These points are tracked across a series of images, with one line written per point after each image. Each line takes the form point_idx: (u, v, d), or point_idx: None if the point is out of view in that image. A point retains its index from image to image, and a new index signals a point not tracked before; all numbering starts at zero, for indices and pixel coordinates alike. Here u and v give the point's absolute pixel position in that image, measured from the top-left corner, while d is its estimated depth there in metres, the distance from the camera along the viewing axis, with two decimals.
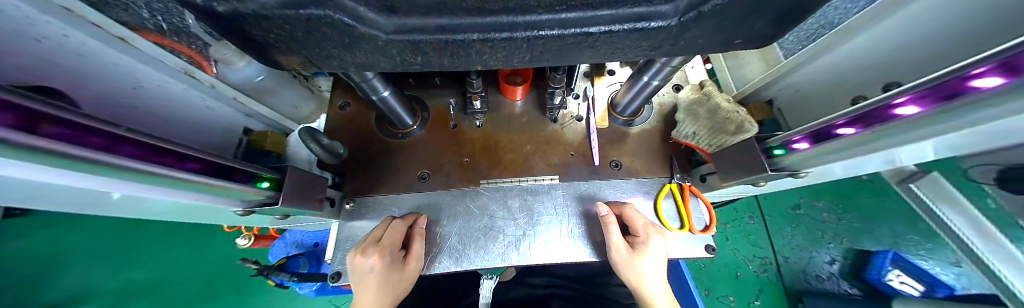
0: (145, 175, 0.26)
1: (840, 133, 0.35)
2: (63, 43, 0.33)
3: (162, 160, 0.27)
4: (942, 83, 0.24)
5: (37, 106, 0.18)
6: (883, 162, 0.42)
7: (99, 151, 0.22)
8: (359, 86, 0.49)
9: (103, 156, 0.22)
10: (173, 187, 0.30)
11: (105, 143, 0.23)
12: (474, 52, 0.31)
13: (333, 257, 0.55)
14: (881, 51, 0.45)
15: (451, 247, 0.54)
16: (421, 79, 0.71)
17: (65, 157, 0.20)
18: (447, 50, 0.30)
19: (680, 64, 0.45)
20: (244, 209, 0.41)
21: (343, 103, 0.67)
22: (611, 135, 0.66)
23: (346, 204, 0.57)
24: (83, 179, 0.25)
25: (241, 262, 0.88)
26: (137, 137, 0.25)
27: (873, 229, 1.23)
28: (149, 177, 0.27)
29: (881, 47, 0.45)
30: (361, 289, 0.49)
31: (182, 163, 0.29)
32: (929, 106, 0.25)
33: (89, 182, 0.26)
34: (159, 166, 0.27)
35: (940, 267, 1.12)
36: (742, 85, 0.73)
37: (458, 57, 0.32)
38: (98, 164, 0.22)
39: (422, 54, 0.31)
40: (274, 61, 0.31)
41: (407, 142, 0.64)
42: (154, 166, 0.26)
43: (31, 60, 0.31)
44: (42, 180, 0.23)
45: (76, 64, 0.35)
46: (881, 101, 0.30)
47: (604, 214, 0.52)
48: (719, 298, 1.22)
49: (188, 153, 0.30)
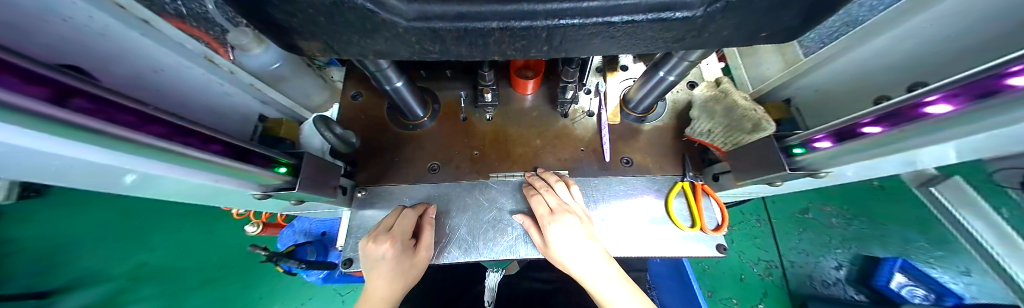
0: (170, 154, 0.27)
1: (865, 132, 0.34)
2: (84, 23, 0.34)
3: (187, 141, 0.28)
4: (978, 80, 0.23)
5: (67, 81, 0.18)
6: (904, 165, 0.40)
7: (128, 129, 0.22)
8: (373, 75, 0.49)
9: (131, 133, 0.22)
10: (195, 168, 0.30)
11: (134, 121, 0.23)
12: (493, 41, 0.31)
13: (344, 244, 0.56)
14: (907, 49, 0.43)
15: (460, 238, 0.55)
16: (433, 70, 0.71)
17: (95, 133, 0.20)
18: (465, 38, 0.30)
19: (698, 59, 0.45)
20: (262, 193, 0.41)
21: (355, 93, 0.67)
22: (622, 131, 0.65)
23: (358, 193, 0.58)
24: (109, 156, 0.26)
25: (251, 248, 0.90)
26: (162, 117, 0.25)
27: (885, 235, 1.21)
28: (174, 156, 0.27)
29: (907, 45, 0.43)
30: (372, 275, 0.50)
31: (205, 146, 0.30)
32: (962, 104, 0.24)
33: (119, 159, 0.27)
34: (184, 147, 0.27)
35: (954, 276, 1.09)
36: (758, 84, 0.72)
37: (476, 46, 0.32)
38: (126, 142, 0.23)
39: (439, 42, 0.31)
40: (293, 46, 0.31)
41: (418, 134, 0.64)
42: (180, 145, 0.27)
43: (54, 39, 0.32)
44: (64, 153, 0.24)
45: (97, 46, 0.36)
46: (912, 99, 0.29)
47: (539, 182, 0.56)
48: (723, 300, 1.21)
49: (207, 133, 0.30)
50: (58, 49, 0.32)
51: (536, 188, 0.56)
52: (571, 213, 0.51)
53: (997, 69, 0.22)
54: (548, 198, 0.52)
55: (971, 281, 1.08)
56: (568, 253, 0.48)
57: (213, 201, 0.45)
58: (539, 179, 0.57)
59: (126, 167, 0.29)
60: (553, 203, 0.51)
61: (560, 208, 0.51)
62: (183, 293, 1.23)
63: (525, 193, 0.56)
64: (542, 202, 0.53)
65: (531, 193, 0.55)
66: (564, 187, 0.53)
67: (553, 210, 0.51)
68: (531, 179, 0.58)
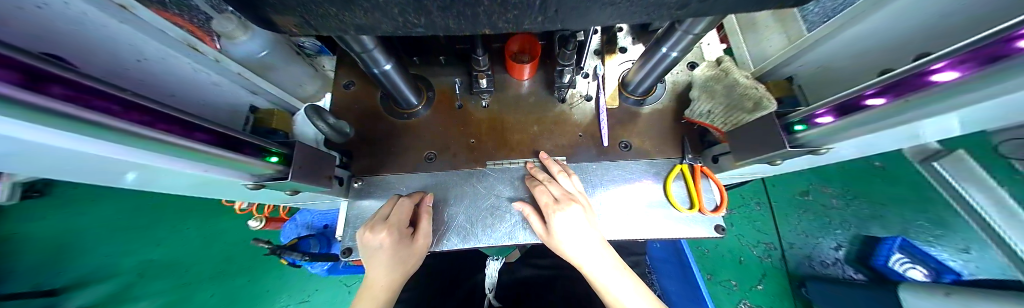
0: (158, 144, 0.26)
1: (869, 104, 0.32)
2: (62, 11, 0.32)
3: (172, 129, 0.27)
4: (987, 44, 0.22)
5: (45, 67, 0.18)
6: (906, 139, 0.40)
7: (109, 116, 0.21)
8: (360, 58, 0.47)
9: (113, 121, 0.21)
10: (184, 158, 0.30)
11: (115, 109, 0.22)
12: (481, 13, 0.30)
13: (343, 234, 0.56)
14: (913, 20, 0.41)
15: (458, 225, 0.55)
16: (427, 57, 0.69)
17: (78, 120, 0.19)
18: (451, 9, 0.29)
19: (703, 32, 0.43)
20: (255, 183, 0.41)
21: (347, 82, 0.66)
22: (621, 115, 0.64)
23: (354, 183, 0.57)
24: (101, 146, 0.26)
25: (254, 241, 0.90)
26: (144, 104, 0.25)
27: (883, 215, 1.21)
28: (163, 146, 0.26)
29: (910, 14, 0.41)
30: (372, 263, 0.50)
31: (192, 135, 0.29)
32: (970, 69, 0.23)
33: (112, 149, 0.26)
34: (169, 137, 0.26)
35: (951, 253, 1.10)
36: (759, 63, 0.70)
37: (463, 18, 0.31)
38: (109, 130, 0.22)
39: (424, 15, 0.29)
40: (268, 21, 0.30)
41: (413, 123, 0.64)
42: (166, 134, 0.26)
43: (32, 29, 0.30)
44: (53, 144, 0.23)
45: (78, 34, 0.34)
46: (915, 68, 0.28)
47: (538, 175, 0.55)
48: (722, 282, 1.23)
49: (195, 122, 0.29)
50: (35, 39, 0.31)
51: (539, 180, 0.55)
52: (575, 202, 0.50)
53: (1008, 34, 0.21)
54: (551, 188, 0.52)
55: (966, 258, 1.09)
56: (570, 241, 0.48)
57: (209, 192, 0.44)
58: (541, 171, 0.56)
59: (120, 157, 0.28)
60: (557, 192, 0.51)
61: (565, 198, 0.50)
62: (188, 288, 1.26)
63: (528, 184, 0.56)
64: (546, 191, 0.52)
65: (534, 184, 0.54)
66: (567, 177, 0.53)
67: (557, 199, 0.50)
68: (534, 170, 0.57)
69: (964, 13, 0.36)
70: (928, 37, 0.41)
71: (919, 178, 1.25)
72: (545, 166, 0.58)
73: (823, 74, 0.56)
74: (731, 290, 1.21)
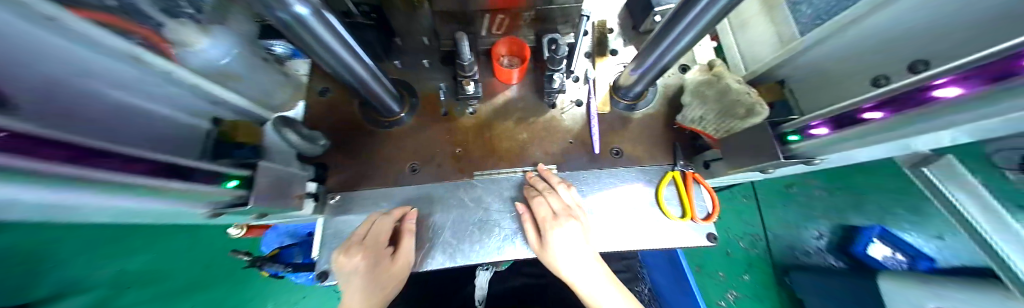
0: (93, 184, 0.21)
1: (868, 118, 0.31)
2: None
3: (108, 164, 0.22)
4: (989, 63, 0.21)
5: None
6: (897, 149, 0.38)
7: (44, 160, 0.17)
8: (292, 30, 0.31)
9: (51, 164, 0.18)
10: (132, 194, 0.25)
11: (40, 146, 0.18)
12: None
13: (319, 255, 0.52)
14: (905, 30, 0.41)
15: (444, 241, 0.52)
16: (409, 60, 0.65)
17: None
18: None
19: None
20: (212, 210, 0.37)
21: (322, 89, 0.61)
22: (612, 121, 0.62)
23: (331, 199, 0.54)
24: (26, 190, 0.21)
25: (230, 253, 0.85)
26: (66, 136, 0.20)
27: (863, 204, 1.26)
28: (101, 185, 0.22)
29: (903, 25, 0.40)
30: (346, 290, 0.46)
31: (137, 168, 0.25)
32: (975, 87, 0.22)
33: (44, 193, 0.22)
34: (115, 176, 0.23)
35: (923, 240, 1.15)
36: (751, 65, 0.69)
37: None
38: (43, 178, 0.18)
39: None
40: None
41: (395, 132, 0.60)
42: (101, 171, 0.22)
43: None
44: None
45: None
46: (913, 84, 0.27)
47: (537, 187, 0.53)
48: (710, 274, 1.26)
49: (132, 153, 0.25)
50: None
51: (539, 190, 0.53)
52: (574, 217, 0.49)
53: (1014, 51, 0.20)
54: (551, 200, 0.50)
55: (938, 245, 1.14)
56: (566, 257, 0.47)
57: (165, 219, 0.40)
58: (541, 181, 0.54)
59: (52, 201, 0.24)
60: (557, 206, 0.49)
61: (564, 212, 0.49)
62: None
63: (527, 195, 0.53)
64: (544, 204, 0.50)
65: (534, 194, 0.52)
66: (566, 188, 0.52)
67: (556, 213, 0.49)
68: (532, 180, 0.54)
69: (957, 22, 0.35)
70: (924, 46, 0.40)
71: (899, 171, 1.28)
72: (545, 176, 0.56)
73: (819, 79, 0.55)
74: (718, 282, 1.24)
